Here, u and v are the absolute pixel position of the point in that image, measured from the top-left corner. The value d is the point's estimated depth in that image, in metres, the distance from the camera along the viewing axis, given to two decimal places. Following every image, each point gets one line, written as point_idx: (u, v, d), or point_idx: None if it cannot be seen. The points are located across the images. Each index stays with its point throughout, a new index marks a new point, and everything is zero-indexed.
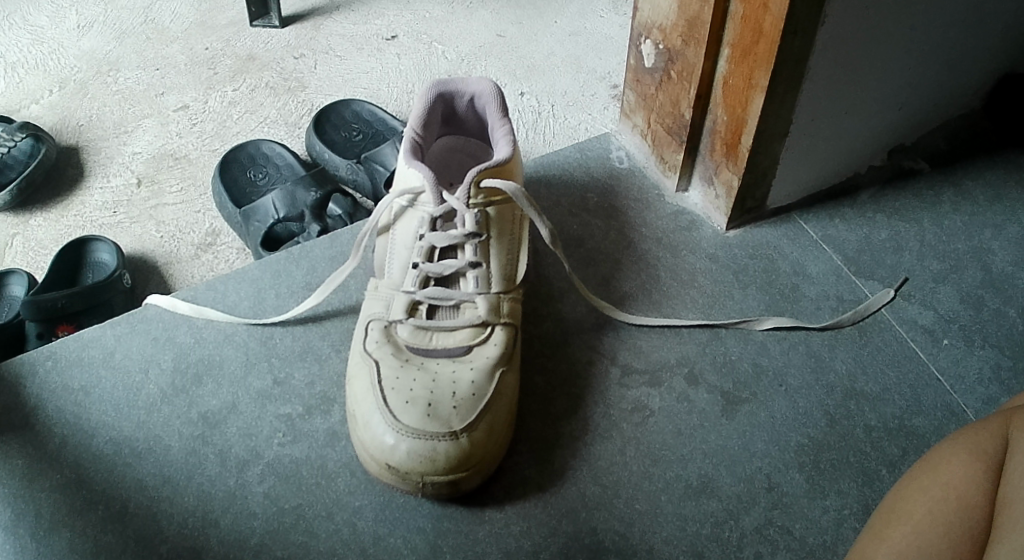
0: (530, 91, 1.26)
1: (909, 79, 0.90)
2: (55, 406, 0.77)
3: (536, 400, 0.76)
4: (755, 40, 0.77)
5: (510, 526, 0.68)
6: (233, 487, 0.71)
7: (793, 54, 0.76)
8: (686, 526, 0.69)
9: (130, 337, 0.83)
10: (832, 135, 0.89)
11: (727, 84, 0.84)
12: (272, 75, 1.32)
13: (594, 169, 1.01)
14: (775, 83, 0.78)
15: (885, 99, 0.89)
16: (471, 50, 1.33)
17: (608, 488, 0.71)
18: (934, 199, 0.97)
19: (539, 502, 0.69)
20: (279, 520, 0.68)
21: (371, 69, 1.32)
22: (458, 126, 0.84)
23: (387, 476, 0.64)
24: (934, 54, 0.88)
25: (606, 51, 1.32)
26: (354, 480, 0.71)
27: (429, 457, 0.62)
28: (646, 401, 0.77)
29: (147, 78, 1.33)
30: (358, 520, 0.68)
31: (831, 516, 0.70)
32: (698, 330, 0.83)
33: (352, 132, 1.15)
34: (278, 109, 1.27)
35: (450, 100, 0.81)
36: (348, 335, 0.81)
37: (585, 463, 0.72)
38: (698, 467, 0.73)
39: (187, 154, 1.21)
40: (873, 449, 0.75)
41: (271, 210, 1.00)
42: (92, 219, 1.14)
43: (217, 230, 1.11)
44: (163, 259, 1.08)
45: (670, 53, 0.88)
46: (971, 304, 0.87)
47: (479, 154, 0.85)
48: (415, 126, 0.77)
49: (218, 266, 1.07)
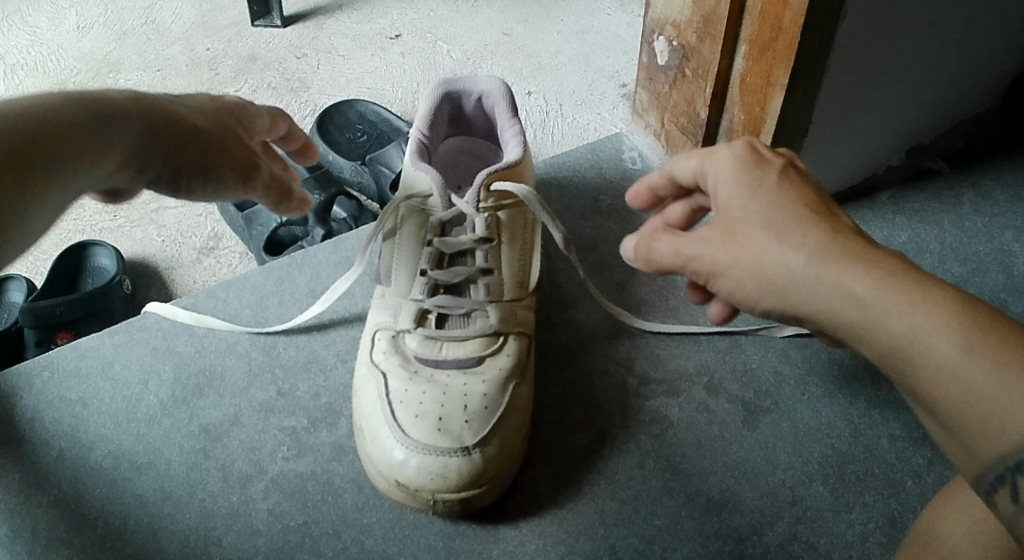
0: (538, 90, 1.23)
1: (931, 75, 0.86)
2: (52, 419, 0.75)
3: (551, 411, 0.74)
4: (774, 37, 0.74)
5: (526, 544, 0.65)
6: (236, 503, 0.68)
7: (813, 50, 0.73)
8: (707, 542, 0.66)
9: (129, 346, 0.80)
10: (851, 135, 0.87)
11: (745, 82, 0.81)
12: (274, 75, 1.30)
13: (606, 171, 0.99)
14: (794, 80, 0.75)
15: (905, 96, 0.87)
16: (476, 48, 1.30)
17: (626, 503, 0.68)
18: (954, 199, 0.94)
19: (556, 518, 0.67)
20: (285, 539, 0.66)
21: (375, 68, 1.29)
22: (466, 126, 0.81)
23: (398, 494, 0.62)
24: (955, 49, 0.85)
25: (615, 49, 1.29)
26: (363, 497, 0.68)
27: (440, 474, 0.60)
28: (664, 412, 0.74)
29: (148, 79, 1.30)
30: (367, 538, 0.65)
31: (856, 530, 0.67)
32: (717, 337, 0.80)
33: (356, 133, 1.12)
34: (280, 110, 1.24)
35: (457, 100, 0.78)
36: (355, 344, 0.79)
37: (603, 478, 0.69)
38: (720, 481, 0.70)
39: None
40: (898, 459, 0.71)
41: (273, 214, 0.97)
42: (92, 223, 1.11)
43: (219, 234, 1.09)
44: (164, 264, 1.06)
45: (685, 50, 0.85)
46: (995, 308, 0.84)
47: (488, 156, 0.82)
48: (421, 126, 0.75)
49: (220, 270, 1.05)
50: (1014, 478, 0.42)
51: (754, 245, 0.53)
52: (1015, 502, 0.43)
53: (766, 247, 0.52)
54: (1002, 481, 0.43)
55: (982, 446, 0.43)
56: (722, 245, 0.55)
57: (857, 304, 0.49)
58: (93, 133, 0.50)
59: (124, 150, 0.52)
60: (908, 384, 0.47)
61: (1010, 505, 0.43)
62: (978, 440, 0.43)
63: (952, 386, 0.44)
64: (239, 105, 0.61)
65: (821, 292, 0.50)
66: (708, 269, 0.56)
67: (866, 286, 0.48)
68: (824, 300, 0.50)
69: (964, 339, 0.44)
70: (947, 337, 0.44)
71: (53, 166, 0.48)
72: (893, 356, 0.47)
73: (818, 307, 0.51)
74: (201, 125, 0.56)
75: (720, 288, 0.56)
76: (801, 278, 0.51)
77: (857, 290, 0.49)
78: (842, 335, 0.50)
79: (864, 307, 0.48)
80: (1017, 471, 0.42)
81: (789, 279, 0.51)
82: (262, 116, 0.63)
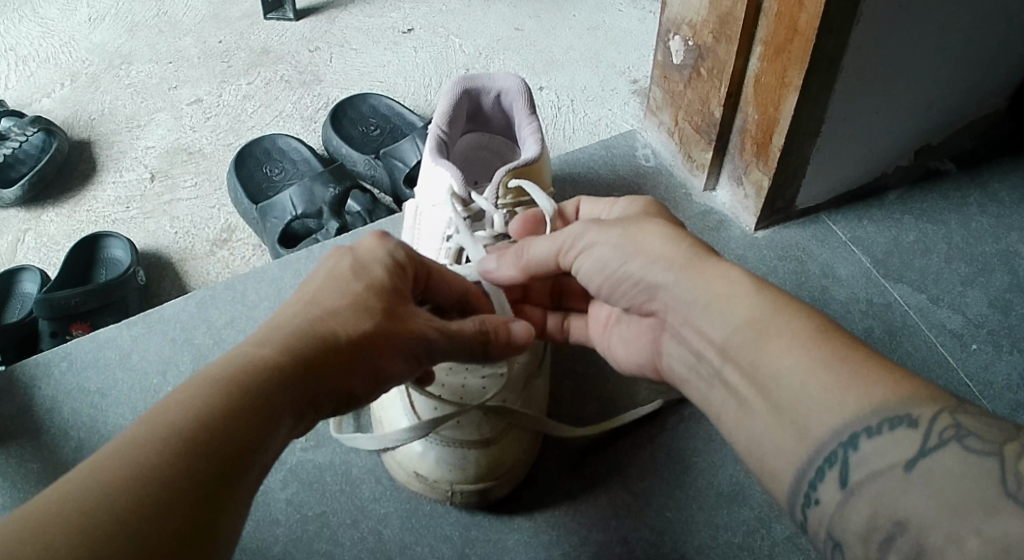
0: (550, 86, 1.24)
1: (943, 76, 0.87)
2: (71, 409, 0.76)
3: (566, 405, 0.75)
4: (789, 38, 0.74)
5: (540, 535, 0.66)
6: (254, 493, 0.69)
7: (828, 51, 0.73)
8: (717, 534, 0.67)
9: (147, 338, 0.81)
10: (863, 135, 0.87)
11: (759, 83, 0.81)
12: (287, 68, 1.30)
13: (620, 167, 1.00)
14: (809, 81, 0.75)
15: (916, 98, 0.87)
16: (489, 43, 1.31)
17: (638, 495, 0.69)
18: (962, 199, 0.95)
19: (569, 510, 0.68)
20: (303, 528, 0.67)
21: (387, 62, 1.30)
22: (485, 123, 0.82)
23: (416, 485, 0.66)
24: (967, 52, 0.86)
25: (626, 45, 1.30)
26: (380, 487, 0.69)
27: (459, 466, 0.63)
28: (677, 406, 0.75)
29: (160, 71, 1.31)
30: (383, 528, 0.67)
31: None
32: None
33: (369, 127, 1.13)
34: (293, 103, 1.25)
35: (476, 97, 0.79)
36: None
37: (615, 470, 0.70)
38: (730, 474, 0.70)
39: (201, 149, 1.19)
40: None
41: (288, 206, 0.98)
42: (105, 215, 1.12)
43: (232, 226, 1.09)
44: (178, 255, 1.07)
45: (700, 50, 0.86)
46: (1000, 308, 0.85)
47: (505, 152, 0.83)
48: (440, 124, 0.76)
49: (234, 262, 1.05)
50: (844, 454, 0.42)
51: (642, 237, 0.57)
52: (843, 487, 0.42)
53: (636, 236, 0.57)
54: (832, 462, 0.43)
55: (813, 424, 0.44)
56: (613, 227, 0.58)
57: (726, 288, 0.52)
58: (258, 410, 0.44)
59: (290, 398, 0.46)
60: (746, 372, 0.49)
61: (836, 492, 0.42)
62: (810, 416, 0.45)
63: (798, 361, 0.46)
64: (349, 264, 0.54)
65: (704, 268, 0.54)
66: (580, 242, 0.60)
67: (746, 281, 0.52)
68: (697, 286, 0.53)
69: (816, 327, 0.47)
70: (803, 322, 0.48)
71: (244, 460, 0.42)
72: (745, 334, 0.50)
73: (684, 292, 0.54)
74: (338, 325, 0.50)
75: (584, 265, 0.60)
76: (671, 264, 0.55)
77: (735, 280, 0.52)
78: (699, 320, 0.53)
79: (730, 291, 0.52)
80: (850, 447, 0.42)
81: (653, 264, 0.56)
82: (380, 266, 0.55)
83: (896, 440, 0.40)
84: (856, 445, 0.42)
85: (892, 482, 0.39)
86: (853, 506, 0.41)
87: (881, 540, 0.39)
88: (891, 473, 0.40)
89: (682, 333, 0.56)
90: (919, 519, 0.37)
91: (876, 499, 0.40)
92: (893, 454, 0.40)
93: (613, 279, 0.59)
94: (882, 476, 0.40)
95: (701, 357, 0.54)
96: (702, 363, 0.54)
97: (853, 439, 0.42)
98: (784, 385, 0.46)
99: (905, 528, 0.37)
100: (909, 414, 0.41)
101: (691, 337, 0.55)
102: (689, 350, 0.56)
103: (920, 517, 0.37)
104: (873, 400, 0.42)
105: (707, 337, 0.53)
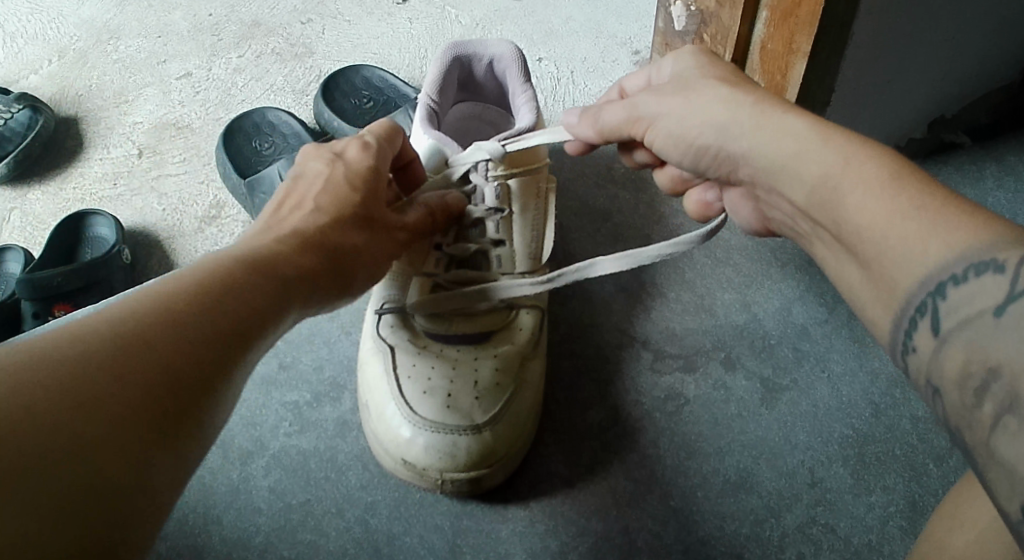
0: (549, 56, 1.19)
1: (959, 43, 0.82)
2: None
3: (564, 387, 0.71)
4: (795, 2, 0.70)
5: (535, 524, 0.63)
6: (236, 480, 0.66)
7: (838, 17, 0.69)
8: (725, 524, 0.63)
9: None
10: (876, 105, 0.83)
11: (766, 49, 0.77)
12: (278, 40, 1.26)
13: None
14: (819, 48, 0.71)
15: (931, 66, 0.83)
16: (486, 14, 1.26)
17: (641, 482, 0.65)
18: (978, 173, 0.90)
19: (567, 498, 0.64)
20: (287, 517, 0.64)
21: (382, 33, 1.25)
22: (477, 93, 0.78)
23: (404, 472, 0.62)
24: (985, 17, 0.81)
25: (629, 15, 1.24)
26: (367, 475, 0.66)
27: (449, 453, 0.60)
28: (680, 388, 0.71)
29: (148, 46, 1.26)
30: (371, 518, 0.63)
31: (876, 514, 0.63)
32: (735, 312, 0.77)
33: (362, 99, 1.07)
34: (284, 75, 1.20)
35: (468, 64, 0.76)
36: (359, 317, 0.77)
37: (616, 457, 0.67)
38: (737, 461, 0.67)
39: (190, 123, 1.15)
40: (920, 442, 0.67)
41: (276, 179, 0.92)
42: (91, 192, 1.08)
43: (222, 203, 1.04)
44: (166, 233, 1.01)
45: (704, 15, 0.83)
46: None
47: (499, 122, 0.79)
48: (430, 92, 0.71)
49: (223, 240, 1.00)
50: (934, 303, 0.36)
51: (701, 99, 0.52)
52: (934, 336, 0.36)
53: (697, 102, 0.52)
54: (922, 311, 0.37)
55: (901, 276, 0.38)
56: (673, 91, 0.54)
57: (793, 144, 0.46)
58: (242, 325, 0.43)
59: (239, 362, 0.42)
60: (834, 234, 0.44)
61: (929, 342, 0.37)
62: (899, 266, 0.38)
63: (876, 212, 0.40)
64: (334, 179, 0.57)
65: (767, 122, 0.48)
66: (652, 114, 0.55)
67: (807, 130, 0.46)
68: (767, 146, 0.48)
69: (890, 168, 0.41)
70: (878, 166, 0.41)
71: (180, 434, 0.38)
72: (820, 196, 0.44)
73: (757, 154, 0.49)
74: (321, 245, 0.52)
75: (660, 139, 0.56)
76: (737, 127, 0.49)
77: (797, 130, 0.46)
78: (779, 186, 0.48)
79: (796, 146, 0.46)
80: (938, 296, 0.36)
81: (721, 128, 0.51)
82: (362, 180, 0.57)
83: (983, 288, 0.34)
84: (943, 294, 0.36)
85: (982, 328, 0.33)
86: (944, 357, 0.35)
87: (974, 387, 0.33)
88: (982, 320, 0.34)
89: (771, 197, 0.50)
90: (1012, 365, 0.31)
91: (965, 347, 0.34)
92: (980, 300, 0.34)
93: (687, 150, 0.54)
94: (971, 326, 0.34)
95: (796, 219, 0.48)
96: (799, 221, 0.49)
97: (940, 287, 0.36)
98: (865, 243, 0.40)
99: (998, 374, 0.32)
100: (994, 258, 0.34)
101: (779, 202, 0.50)
102: (784, 213, 0.50)
103: (1016, 361, 0.31)
104: (961, 243, 0.36)
105: (793, 202, 0.47)
